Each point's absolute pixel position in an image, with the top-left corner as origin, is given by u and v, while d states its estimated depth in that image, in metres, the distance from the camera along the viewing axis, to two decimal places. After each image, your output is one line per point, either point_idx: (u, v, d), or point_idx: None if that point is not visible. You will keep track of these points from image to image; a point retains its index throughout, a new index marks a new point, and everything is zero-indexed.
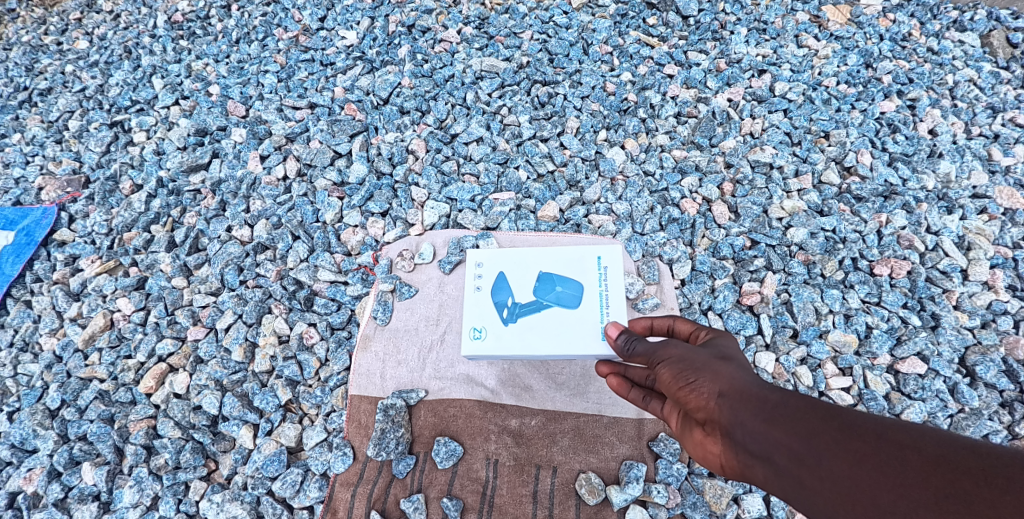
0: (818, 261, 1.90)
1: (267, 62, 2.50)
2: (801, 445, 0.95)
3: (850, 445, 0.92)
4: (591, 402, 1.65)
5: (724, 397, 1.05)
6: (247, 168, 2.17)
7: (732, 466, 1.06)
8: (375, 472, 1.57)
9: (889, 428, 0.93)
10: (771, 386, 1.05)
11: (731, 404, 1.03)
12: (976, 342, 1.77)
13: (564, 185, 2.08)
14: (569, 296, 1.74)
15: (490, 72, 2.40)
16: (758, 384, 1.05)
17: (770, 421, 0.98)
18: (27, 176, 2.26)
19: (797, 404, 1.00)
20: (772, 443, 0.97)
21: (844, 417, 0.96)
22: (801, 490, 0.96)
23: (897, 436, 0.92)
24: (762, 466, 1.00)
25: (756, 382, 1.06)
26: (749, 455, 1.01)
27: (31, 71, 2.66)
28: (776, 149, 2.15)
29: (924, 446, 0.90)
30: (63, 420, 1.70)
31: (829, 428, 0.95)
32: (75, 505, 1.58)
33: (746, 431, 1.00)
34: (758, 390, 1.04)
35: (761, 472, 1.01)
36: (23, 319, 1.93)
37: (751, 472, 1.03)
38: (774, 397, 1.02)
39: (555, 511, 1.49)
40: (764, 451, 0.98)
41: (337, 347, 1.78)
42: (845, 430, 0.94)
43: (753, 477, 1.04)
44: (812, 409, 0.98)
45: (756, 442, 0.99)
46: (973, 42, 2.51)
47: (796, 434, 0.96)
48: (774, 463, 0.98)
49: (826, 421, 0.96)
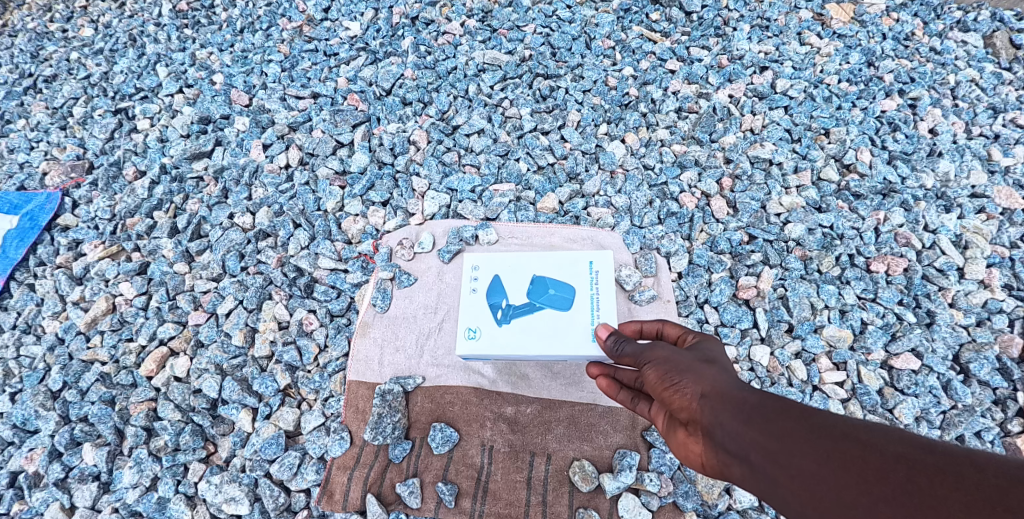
0: (816, 257, 1.91)
1: (271, 52, 2.52)
2: (776, 445, 0.95)
3: (822, 444, 0.92)
4: (586, 391, 1.67)
5: (706, 398, 1.07)
6: (250, 157, 2.19)
7: (713, 465, 1.07)
8: (372, 456, 1.59)
9: (861, 429, 0.93)
10: (752, 388, 1.06)
11: (712, 405, 1.05)
12: (970, 340, 1.79)
13: (564, 177, 2.09)
14: (562, 298, 1.75)
15: (493, 64, 2.41)
16: (739, 386, 1.07)
17: (748, 422, 0.99)
18: (31, 161, 2.28)
19: (774, 405, 1.01)
20: (750, 442, 0.98)
21: (819, 418, 0.97)
22: (776, 490, 0.96)
23: (868, 438, 0.91)
24: (740, 465, 1.00)
25: (737, 384, 1.08)
26: (727, 454, 1.02)
27: (37, 58, 2.68)
28: (776, 145, 2.16)
29: (892, 447, 0.89)
30: (65, 401, 1.73)
31: (804, 429, 0.95)
32: (76, 485, 1.61)
33: (726, 430, 1.02)
34: (738, 391, 1.05)
35: (739, 471, 1.01)
36: (26, 301, 1.95)
37: (730, 471, 1.04)
38: (753, 398, 1.03)
39: (548, 497, 1.51)
40: (742, 451, 0.99)
41: (337, 333, 1.80)
42: (819, 431, 0.94)
43: (732, 476, 1.04)
44: (788, 410, 0.99)
45: (734, 442, 1.00)
46: (975, 42, 2.51)
47: (772, 434, 0.96)
48: (750, 462, 0.99)
49: (802, 422, 0.96)
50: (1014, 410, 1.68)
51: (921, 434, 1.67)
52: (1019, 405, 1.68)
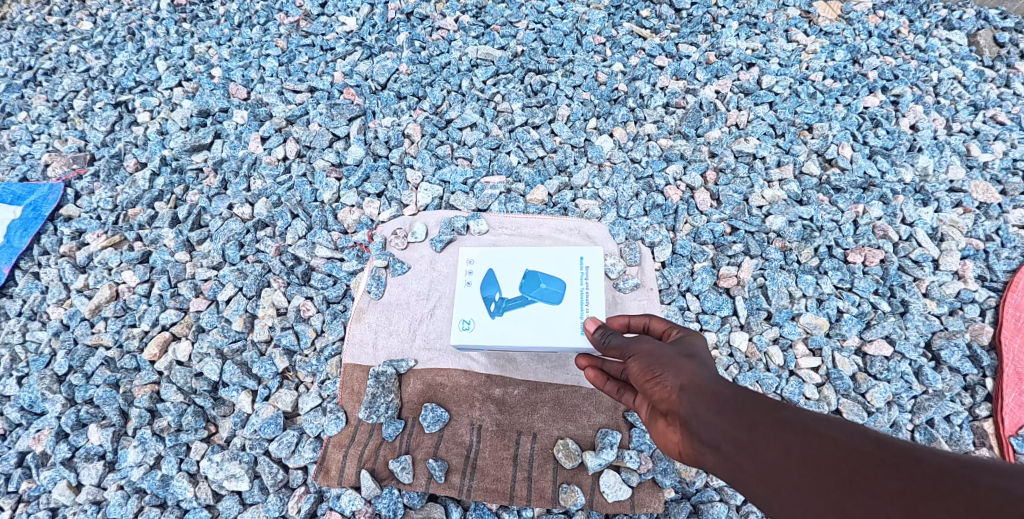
0: (795, 248, 1.98)
1: (268, 46, 2.57)
2: (742, 434, 1.01)
3: (782, 436, 0.98)
4: (570, 374, 1.75)
5: (684, 390, 1.13)
6: (248, 149, 2.25)
7: (688, 454, 1.14)
8: (366, 435, 1.66)
9: (819, 422, 0.99)
10: (727, 381, 1.12)
11: (688, 397, 1.11)
12: (942, 328, 1.86)
13: (553, 170, 2.16)
14: (554, 293, 1.81)
15: (486, 60, 2.48)
16: (716, 380, 1.13)
17: (720, 413, 1.05)
18: (33, 153, 2.33)
19: (745, 398, 1.06)
20: (720, 432, 1.04)
21: (783, 412, 1.02)
22: (742, 479, 1.02)
23: (825, 430, 0.97)
24: (712, 454, 1.06)
25: (712, 378, 1.13)
26: (700, 443, 1.08)
27: (36, 51, 2.72)
28: (760, 140, 2.23)
29: (846, 441, 0.94)
30: (70, 385, 1.79)
31: (769, 421, 1.01)
32: (82, 464, 1.68)
33: (700, 421, 1.07)
34: (714, 384, 1.11)
35: (711, 460, 1.07)
36: (32, 289, 2.01)
37: (703, 459, 1.10)
38: (726, 391, 1.09)
39: (534, 473, 1.59)
40: (713, 440, 1.05)
41: (333, 319, 1.87)
42: (782, 424, 1.00)
43: (705, 464, 1.10)
44: (756, 403, 1.04)
45: (707, 432, 1.06)
46: (959, 40, 2.57)
47: (740, 425, 1.02)
48: (721, 451, 1.04)
49: (767, 415, 1.02)
50: (982, 395, 1.75)
51: (893, 417, 1.74)
52: (987, 390, 1.76)
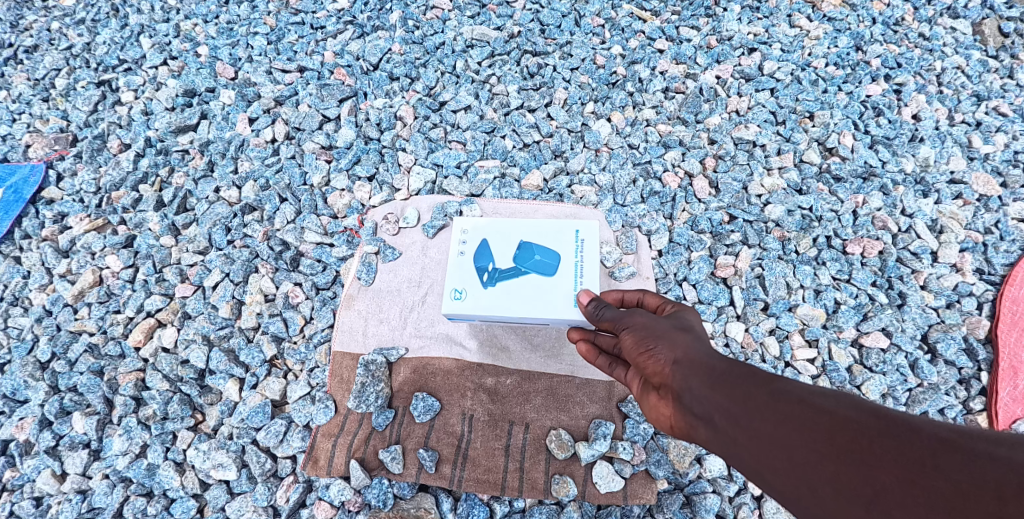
0: (794, 238, 1.95)
1: (257, 24, 2.49)
2: (736, 408, 0.98)
3: (777, 408, 0.95)
4: (564, 364, 1.72)
5: (677, 364, 1.10)
6: (235, 130, 2.19)
7: (681, 427, 1.12)
8: (355, 424, 1.64)
9: (816, 395, 0.96)
10: (721, 356, 1.09)
11: (682, 370, 1.09)
12: (939, 321, 1.84)
13: (549, 155, 2.12)
14: (547, 264, 1.73)
15: (481, 40, 2.40)
16: (711, 354, 1.10)
17: (713, 386, 1.03)
18: (14, 134, 2.26)
19: (740, 372, 1.03)
20: (714, 405, 1.01)
21: (779, 383, 0.99)
22: (733, 450, 0.99)
23: (822, 403, 0.94)
24: (706, 428, 1.04)
25: (708, 352, 1.11)
26: (693, 417, 1.06)
27: (16, 27, 2.63)
28: (760, 127, 2.19)
29: (843, 412, 0.92)
30: (54, 372, 1.75)
31: (763, 394, 0.97)
32: (66, 452, 1.64)
33: (693, 394, 1.05)
34: (709, 358, 1.08)
35: (703, 433, 1.05)
36: (12, 274, 1.95)
37: (696, 433, 1.08)
38: (721, 365, 1.06)
39: (526, 463, 1.58)
40: (706, 413, 1.03)
41: (322, 306, 1.84)
42: (777, 395, 0.96)
43: (697, 437, 1.08)
44: (750, 375, 1.01)
45: (701, 405, 1.04)
46: (964, 29, 2.51)
47: (734, 398, 0.99)
48: (714, 424, 1.02)
49: (762, 388, 0.98)
50: (977, 388, 1.75)
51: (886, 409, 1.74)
52: (982, 384, 1.75)
